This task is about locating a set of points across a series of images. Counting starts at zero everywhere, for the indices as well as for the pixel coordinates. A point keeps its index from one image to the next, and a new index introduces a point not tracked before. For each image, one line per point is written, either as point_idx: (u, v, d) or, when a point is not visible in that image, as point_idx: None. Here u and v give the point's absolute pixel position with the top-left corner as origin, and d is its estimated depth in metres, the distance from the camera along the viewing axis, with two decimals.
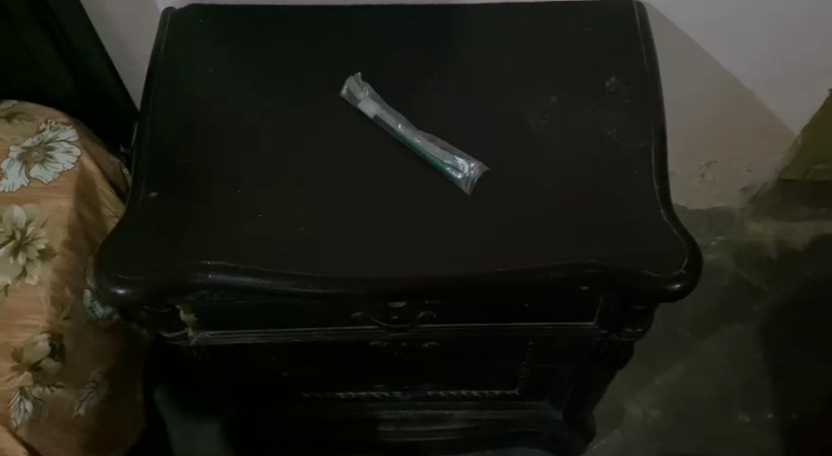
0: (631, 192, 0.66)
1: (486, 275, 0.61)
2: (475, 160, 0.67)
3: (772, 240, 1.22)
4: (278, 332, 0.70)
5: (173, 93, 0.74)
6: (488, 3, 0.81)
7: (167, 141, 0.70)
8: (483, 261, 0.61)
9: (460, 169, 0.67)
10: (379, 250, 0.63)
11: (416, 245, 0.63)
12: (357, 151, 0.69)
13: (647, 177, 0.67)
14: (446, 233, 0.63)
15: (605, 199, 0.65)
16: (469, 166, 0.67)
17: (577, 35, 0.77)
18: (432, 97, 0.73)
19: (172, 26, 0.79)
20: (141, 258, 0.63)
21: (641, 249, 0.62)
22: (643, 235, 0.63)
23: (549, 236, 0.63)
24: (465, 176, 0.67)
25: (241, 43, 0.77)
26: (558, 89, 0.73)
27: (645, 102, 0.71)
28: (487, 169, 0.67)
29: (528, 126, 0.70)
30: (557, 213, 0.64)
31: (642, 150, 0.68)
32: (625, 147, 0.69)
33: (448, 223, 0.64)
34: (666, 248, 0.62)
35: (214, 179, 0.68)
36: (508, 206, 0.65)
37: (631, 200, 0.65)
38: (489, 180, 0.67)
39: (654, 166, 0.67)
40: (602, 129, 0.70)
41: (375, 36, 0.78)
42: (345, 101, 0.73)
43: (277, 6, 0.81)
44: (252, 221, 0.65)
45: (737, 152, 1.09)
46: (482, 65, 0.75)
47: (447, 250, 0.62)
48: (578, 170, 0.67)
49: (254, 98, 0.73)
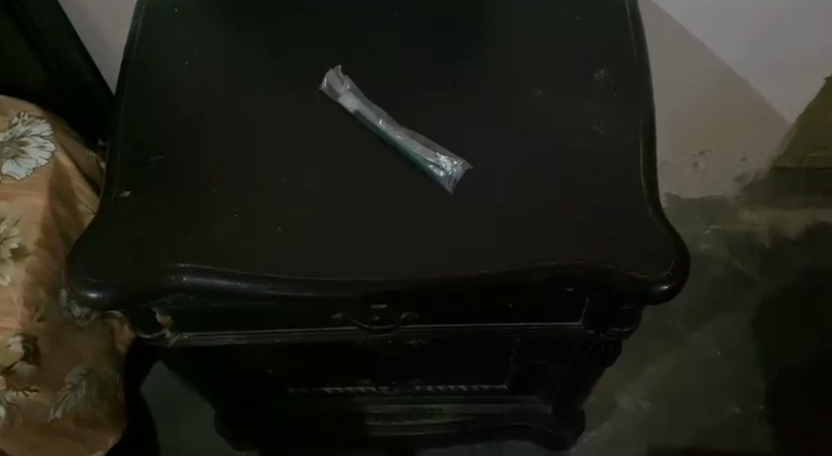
0: (618, 191, 0.64)
1: (469, 277, 0.59)
2: (458, 157, 0.65)
3: (765, 229, 1.20)
4: (258, 334, 0.68)
5: (147, 89, 0.71)
6: None
7: (142, 138, 0.68)
8: (466, 263, 0.60)
9: (443, 166, 0.65)
10: (359, 251, 0.61)
11: (397, 246, 0.61)
12: (337, 147, 0.67)
13: (634, 174, 0.65)
14: (427, 234, 0.62)
15: (591, 198, 0.63)
16: (452, 163, 0.65)
17: (565, 25, 0.74)
18: (414, 91, 0.70)
19: (147, 17, 0.76)
20: (113, 260, 0.61)
21: (627, 249, 0.61)
22: (630, 235, 0.61)
23: (534, 235, 0.61)
24: (448, 173, 0.64)
25: (217, 35, 0.75)
26: (544, 82, 0.71)
27: (634, 96, 0.69)
28: (470, 167, 0.65)
29: (514, 121, 0.68)
30: (542, 212, 0.63)
31: (631, 146, 0.66)
32: (614, 143, 0.67)
33: (429, 223, 0.62)
34: (654, 249, 0.61)
35: (189, 177, 0.66)
36: (492, 206, 0.63)
37: (618, 198, 0.63)
38: (473, 178, 0.65)
39: (641, 163, 0.65)
40: (589, 123, 0.68)
41: (357, 27, 0.75)
42: (325, 95, 0.70)
43: None
44: (227, 221, 0.63)
45: (731, 142, 1.07)
46: (465, 57, 0.73)
47: (429, 251, 0.61)
48: (564, 168, 0.65)
49: (231, 93, 0.71)
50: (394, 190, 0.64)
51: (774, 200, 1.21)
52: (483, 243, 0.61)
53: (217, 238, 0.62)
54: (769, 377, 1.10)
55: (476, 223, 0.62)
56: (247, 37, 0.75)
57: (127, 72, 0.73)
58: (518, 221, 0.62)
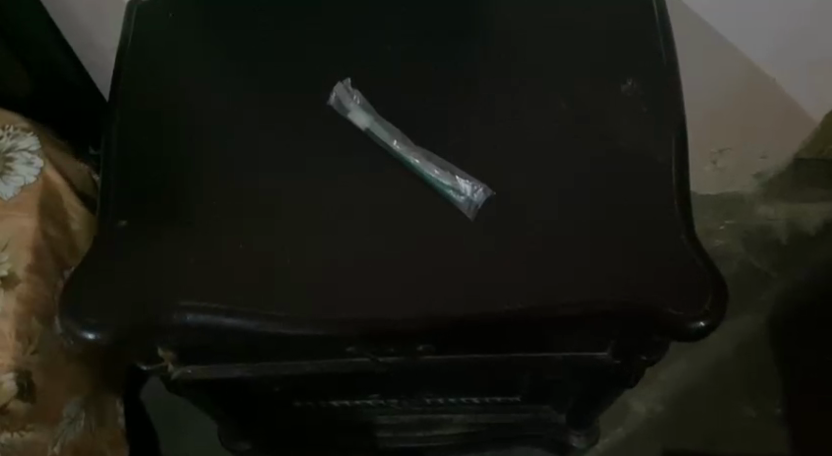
0: (650, 216, 0.60)
1: (494, 313, 0.55)
2: (480, 182, 0.61)
3: (782, 223, 1.17)
4: (266, 365, 0.64)
5: (143, 107, 0.67)
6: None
7: (140, 161, 0.64)
8: (490, 297, 0.56)
9: (463, 191, 0.60)
10: (375, 284, 0.57)
11: (415, 279, 0.57)
12: (348, 169, 0.63)
13: (667, 197, 0.60)
14: (448, 265, 0.57)
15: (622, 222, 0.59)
16: (474, 188, 0.60)
17: (589, 30, 0.70)
18: (429, 105, 0.66)
19: (138, 26, 0.72)
20: (112, 296, 0.57)
21: (661, 279, 0.57)
22: (664, 266, 0.57)
23: (560, 267, 0.57)
24: (468, 199, 0.60)
25: (216, 45, 0.70)
26: (567, 94, 0.66)
27: (665, 108, 0.65)
28: (494, 194, 0.61)
29: (535, 138, 0.64)
30: (570, 240, 0.58)
31: (663, 165, 0.62)
32: (645, 162, 0.62)
33: (449, 253, 0.58)
34: (689, 281, 0.57)
35: (186, 204, 0.62)
36: (515, 233, 0.59)
37: (651, 225, 0.59)
38: (494, 203, 0.61)
39: (674, 184, 0.61)
40: (617, 139, 0.64)
41: (366, 34, 0.70)
42: (333, 110, 0.66)
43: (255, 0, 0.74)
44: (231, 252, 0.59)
45: (754, 138, 1.03)
46: (481, 67, 0.68)
47: (450, 283, 0.56)
48: (592, 190, 0.61)
49: (234, 110, 0.67)
50: (410, 217, 0.60)
51: (792, 193, 1.17)
52: (508, 275, 0.57)
53: (222, 270, 0.58)
54: (785, 378, 1.07)
55: (499, 252, 0.58)
56: (249, 48, 0.70)
57: (121, 87, 0.68)
58: (544, 250, 0.58)
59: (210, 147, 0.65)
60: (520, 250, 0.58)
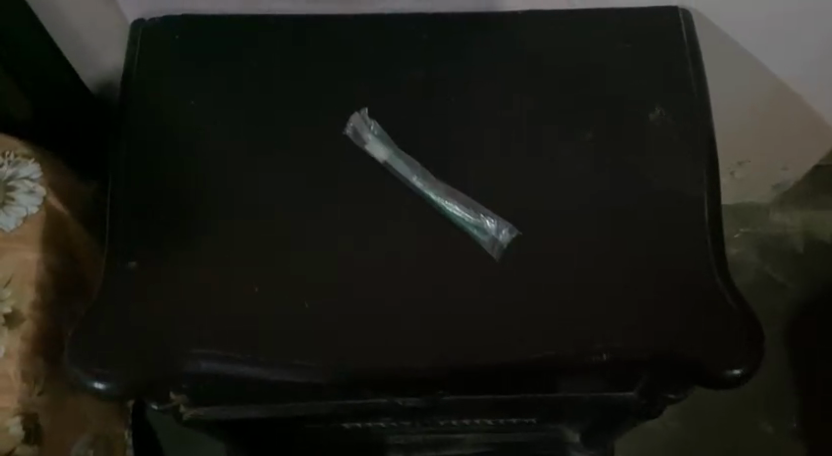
0: (680, 257, 0.58)
1: (522, 360, 0.53)
2: (505, 222, 0.60)
3: (799, 231, 1.15)
4: (280, 406, 0.62)
5: (151, 136, 0.64)
6: (514, 10, 0.71)
7: (148, 196, 0.62)
8: (518, 344, 0.54)
9: (488, 230, 0.59)
10: (398, 329, 0.55)
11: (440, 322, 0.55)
12: (368, 205, 0.61)
13: (698, 235, 0.59)
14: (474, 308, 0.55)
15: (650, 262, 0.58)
16: (499, 228, 0.59)
17: (616, 53, 0.68)
18: (451, 135, 0.64)
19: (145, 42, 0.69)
20: (126, 342, 0.55)
21: (693, 325, 0.55)
22: (697, 310, 0.56)
23: (590, 312, 0.55)
24: (492, 236, 0.58)
25: (225, 67, 0.67)
26: (592, 123, 0.65)
27: (696, 138, 0.63)
28: (518, 233, 0.59)
29: (560, 171, 0.63)
30: (598, 281, 0.57)
31: (693, 201, 0.61)
32: (673, 197, 0.61)
33: (475, 295, 0.56)
34: (722, 326, 0.55)
35: (196, 244, 0.59)
36: (542, 273, 0.57)
37: (680, 265, 0.58)
38: (520, 240, 0.59)
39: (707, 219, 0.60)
40: (645, 173, 0.62)
41: (384, 57, 0.68)
42: (348, 140, 0.64)
43: (269, 17, 0.70)
44: (246, 296, 0.56)
45: (776, 150, 1.00)
46: (503, 92, 0.66)
47: (476, 328, 0.55)
48: (620, 227, 0.60)
49: (243, 138, 0.64)
50: (433, 256, 0.59)
51: (811, 201, 1.14)
52: (537, 319, 0.55)
53: (237, 312, 0.56)
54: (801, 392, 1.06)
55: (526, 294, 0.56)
56: (260, 70, 0.67)
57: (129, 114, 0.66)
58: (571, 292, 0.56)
59: (221, 179, 0.62)
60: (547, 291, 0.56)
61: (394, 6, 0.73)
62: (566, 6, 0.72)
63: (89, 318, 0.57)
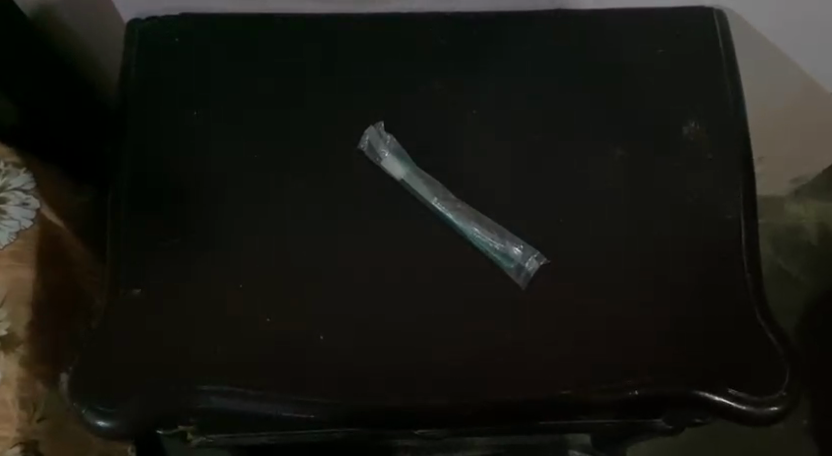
0: (715, 285, 0.57)
1: (557, 397, 0.51)
2: (532, 249, 0.58)
3: (814, 224, 1.12)
4: (293, 435, 0.59)
5: (153, 154, 0.62)
6: (541, 14, 0.69)
7: (149, 217, 0.60)
8: (553, 379, 0.52)
9: (513, 257, 0.57)
10: (429, 360, 0.53)
11: (474, 351, 0.53)
12: (395, 225, 0.60)
13: (734, 261, 0.58)
14: (509, 338, 0.54)
15: (681, 290, 0.56)
16: (526, 257, 0.57)
17: (649, 63, 0.67)
18: (482, 150, 0.63)
19: (143, 50, 0.67)
20: (135, 376, 0.52)
21: (726, 360, 0.53)
22: (730, 344, 0.54)
23: (618, 346, 0.54)
24: (519, 262, 0.57)
25: (233, 82, 0.65)
26: (627, 138, 0.63)
27: (728, 157, 0.63)
28: (545, 261, 0.58)
29: (596, 190, 0.61)
30: (634, 308, 0.55)
31: (729, 223, 0.60)
32: (710, 219, 0.60)
33: (510, 322, 0.55)
34: (756, 360, 0.53)
35: (204, 271, 0.57)
36: (578, 298, 0.56)
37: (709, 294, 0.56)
38: (554, 264, 0.58)
39: (742, 244, 0.59)
40: (681, 195, 0.61)
41: (412, 65, 0.66)
42: (365, 158, 0.62)
43: (284, 20, 0.68)
44: (259, 327, 0.54)
45: (801, 143, 0.98)
46: (536, 103, 0.64)
47: (511, 359, 0.53)
48: (652, 252, 0.58)
49: (251, 155, 0.62)
50: (466, 280, 0.57)
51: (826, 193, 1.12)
52: (567, 352, 0.53)
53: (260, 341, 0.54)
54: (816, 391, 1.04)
55: (562, 322, 0.55)
56: (277, 82, 0.65)
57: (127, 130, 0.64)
58: (608, 320, 0.55)
59: (232, 200, 0.60)
60: (584, 319, 0.55)
61: (417, 8, 0.71)
62: (595, 11, 0.70)
63: (92, 349, 0.54)
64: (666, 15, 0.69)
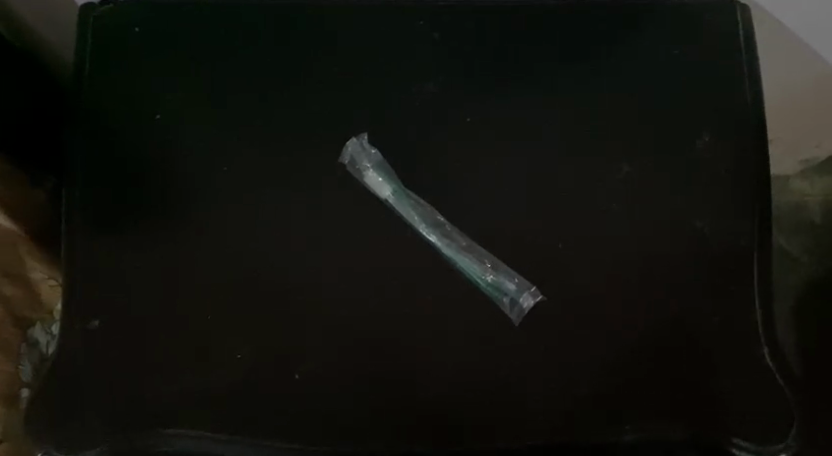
0: (726, 320, 0.52)
1: (550, 445, 0.46)
2: (527, 282, 0.53)
3: (819, 200, 1.02)
4: None
5: (111, 161, 0.57)
6: (548, 8, 0.64)
7: (110, 234, 0.55)
8: (545, 424, 0.47)
9: (504, 290, 0.52)
10: (410, 401, 0.48)
11: (467, 393, 0.48)
12: (380, 248, 0.54)
13: (750, 292, 0.53)
14: (506, 376, 0.49)
15: (694, 325, 0.51)
16: (519, 289, 0.52)
17: (662, 65, 0.61)
18: (476, 164, 0.57)
19: (101, 43, 0.61)
20: (87, 414, 0.48)
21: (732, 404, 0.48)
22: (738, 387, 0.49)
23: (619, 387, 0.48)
24: (512, 296, 0.52)
25: (200, 84, 0.60)
26: (635, 150, 0.58)
27: (744, 175, 0.57)
28: (541, 295, 0.52)
29: (602, 209, 0.56)
30: (638, 345, 0.50)
31: (743, 250, 0.55)
32: (724, 245, 0.55)
33: (509, 357, 0.50)
34: (765, 405, 0.49)
35: (167, 296, 0.52)
36: (584, 330, 0.51)
37: (725, 330, 0.51)
38: (556, 291, 0.53)
39: (757, 273, 0.54)
40: (693, 217, 0.56)
41: (402, 65, 0.61)
42: (348, 173, 0.57)
43: (262, 15, 0.63)
44: (226, 363, 0.50)
45: (814, 127, 0.90)
46: (537, 112, 0.59)
47: (501, 403, 0.48)
48: (660, 281, 0.53)
49: (220, 168, 0.57)
50: (458, 310, 0.52)
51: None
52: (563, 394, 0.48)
53: (230, 379, 0.49)
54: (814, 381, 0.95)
55: (563, 358, 0.50)
56: (250, 86, 0.60)
57: (81, 132, 0.58)
58: (616, 357, 0.50)
59: (200, 218, 0.55)
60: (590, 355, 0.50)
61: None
62: (607, 7, 0.64)
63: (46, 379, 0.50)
64: (684, 11, 0.64)
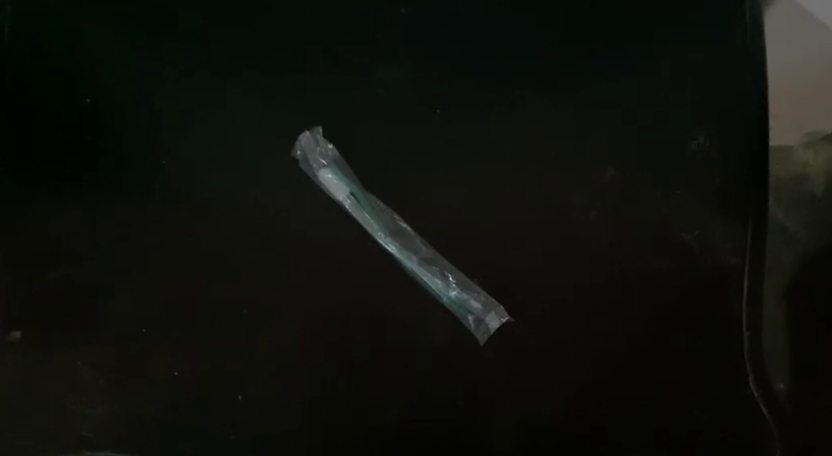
0: (685, 341, 0.51)
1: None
2: (493, 300, 0.51)
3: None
4: None
5: (40, 155, 0.51)
6: None
7: (41, 241, 0.51)
8: (485, 444, 0.49)
9: (470, 308, 0.50)
10: (358, 423, 0.49)
11: (418, 415, 0.49)
12: (342, 264, 0.51)
13: (732, 320, 0.51)
14: (468, 402, 0.50)
15: (662, 354, 0.51)
16: (485, 310, 0.50)
17: (658, 52, 0.54)
18: (443, 167, 0.53)
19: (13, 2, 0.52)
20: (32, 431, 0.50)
21: (675, 426, 0.50)
22: (685, 411, 0.50)
23: (561, 411, 0.50)
24: (477, 316, 0.50)
25: (133, 62, 0.53)
26: (623, 156, 0.53)
27: (740, 184, 0.52)
28: (507, 316, 0.51)
29: (581, 225, 0.52)
30: (586, 370, 0.51)
31: (726, 269, 0.52)
32: (710, 267, 0.52)
33: (472, 383, 0.50)
34: (709, 428, 0.50)
35: (103, 311, 0.51)
36: (549, 359, 0.51)
37: (694, 359, 0.51)
38: (523, 315, 0.51)
39: (737, 294, 0.52)
40: (675, 231, 0.52)
41: (362, 47, 0.53)
42: (300, 170, 0.52)
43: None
44: (166, 382, 0.50)
45: None
46: (515, 109, 0.53)
47: (446, 426, 0.50)
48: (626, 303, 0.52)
49: (159, 162, 0.52)
50: (422, 334, 0.51)
51: None
52: (504, 416, 0.50)
53: (198, 398, 0.50)
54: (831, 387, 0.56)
55: (510, 381, 0.50)
56: (190, 67, 0.53)
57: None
58: (579, 387, 0.50)
59: (148, 223, 0.52)
60: (553, 384, 0.50)
61: None
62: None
63: None
64: None
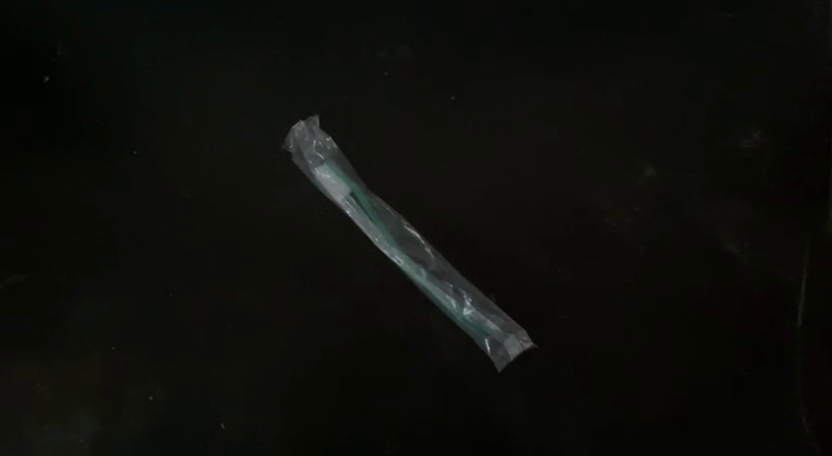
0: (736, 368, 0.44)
1: None
2: (513, 322, 0.45)
3: None
4: None
5: (23, 141, 0.49)
6: None
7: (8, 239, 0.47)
8: None
9: (487, 330, 0.45)
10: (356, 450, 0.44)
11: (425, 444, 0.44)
12: (344, 273, 0.46)
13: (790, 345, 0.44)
14: (479, 432, 0.44)
15: (708, 384, 0.44)
16: (504, 332, 0.44)
17: (697, 48, 0.49)
18: (462, 167, 0.48)
19: None
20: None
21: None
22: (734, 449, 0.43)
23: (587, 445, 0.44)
24: (494, 338, 0.45)
25: (121, 46, 0.50)
26: (662, 154, 0.47)
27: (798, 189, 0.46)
28: (529, 342, 0.45)
29: (615, 232, 0.46)
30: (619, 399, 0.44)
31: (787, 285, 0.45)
32: (762, 284, 0.45)
33: (484, 410, 0.44)
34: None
35: (72, 319, 0.46)
36: (576, 387, 0.44)
37: (745, 390, 0.44)
38: (548, 334, 0.45)
39: (798, 314, 0.45)
40: (725, 240, 0.46)
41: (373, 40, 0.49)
42: (293, 163, 0.48)
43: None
44: (136, 403, 0.45)
45: None
46: (537, 104, 0.48)
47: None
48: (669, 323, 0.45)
49: (130, 151, 0.48)
50: (430, 355, 0.45)
51: None
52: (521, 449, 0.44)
53: (174, 421, 0.45)
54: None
55: (529, 409, 0.44)
56: (181, 59, 0.50)
57: None
58: (605, 419, 0.44)
59: (125, 220, 0.47)
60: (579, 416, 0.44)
61: None
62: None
63: None
64: None
